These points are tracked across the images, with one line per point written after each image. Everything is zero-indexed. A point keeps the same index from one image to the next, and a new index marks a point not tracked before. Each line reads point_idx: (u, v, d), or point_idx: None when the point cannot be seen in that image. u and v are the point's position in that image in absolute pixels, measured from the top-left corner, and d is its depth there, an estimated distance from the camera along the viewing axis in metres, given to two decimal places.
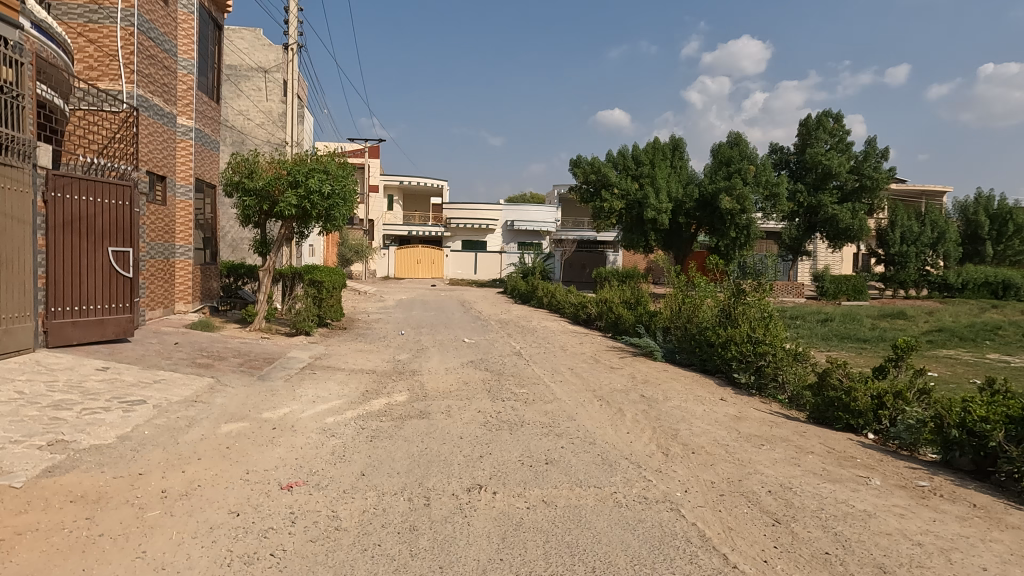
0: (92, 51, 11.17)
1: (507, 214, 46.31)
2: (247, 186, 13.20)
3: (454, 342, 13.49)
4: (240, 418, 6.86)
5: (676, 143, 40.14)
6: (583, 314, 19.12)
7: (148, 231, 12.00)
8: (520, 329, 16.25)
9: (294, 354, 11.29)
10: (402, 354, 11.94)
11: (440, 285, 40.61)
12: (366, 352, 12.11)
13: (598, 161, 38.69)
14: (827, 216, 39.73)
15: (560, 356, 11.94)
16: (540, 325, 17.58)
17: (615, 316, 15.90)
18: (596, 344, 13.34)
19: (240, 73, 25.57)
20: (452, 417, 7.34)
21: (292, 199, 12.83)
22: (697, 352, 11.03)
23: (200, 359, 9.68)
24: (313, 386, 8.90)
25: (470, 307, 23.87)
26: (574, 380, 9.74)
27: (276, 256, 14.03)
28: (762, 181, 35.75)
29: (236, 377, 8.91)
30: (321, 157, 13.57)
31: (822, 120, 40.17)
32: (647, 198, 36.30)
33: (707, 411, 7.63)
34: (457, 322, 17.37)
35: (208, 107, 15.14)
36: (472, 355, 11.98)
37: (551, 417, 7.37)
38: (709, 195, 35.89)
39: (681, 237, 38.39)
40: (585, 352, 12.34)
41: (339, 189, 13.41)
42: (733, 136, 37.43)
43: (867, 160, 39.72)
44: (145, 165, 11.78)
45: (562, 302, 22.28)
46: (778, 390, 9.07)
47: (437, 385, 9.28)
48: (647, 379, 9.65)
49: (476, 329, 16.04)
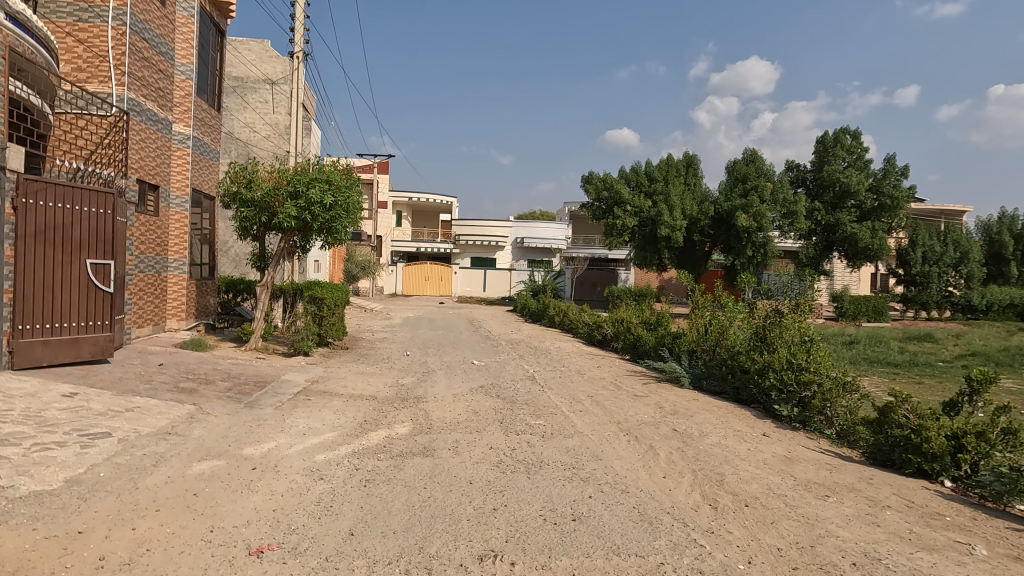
0: (81, 51, 10.49)
1: (517, 232, 45.70)
2: (245, 197, 12.48)
3: (462, 364, 12.57)
4: (216, 456, 5.97)
5: (690, 159, 39.36)
6: (599, 335, 18.22)
7: (136, 243, 11.23)
8: (533, 351, 15.33)
9: (288, 377, 10.40)
10: (406, 377, 11.05)
11: (448, 302, 39.80)
12: (368, 375, 11.23)
13: (610, 178, 37.96)
14: (845, 235, 38.77)
15: (578, 382, 11.00)
16: (554, 345, 16.66)
17: (634, 338, 14.96)
18: (615, 368, 12.40)
19: (246, 86, 25.04)
20: (460, 455, 6.41)
21: (292, 210, 12.05)
22: (729, 379, 10.05)
23: (184, 384, 8.80)
24: (306, 414, 8.01)
25: (480, 326, 23.01)
26: (595, 410, 8.79)
27: (275, 270, 13.21)
28: (779, 199, 34.90)
29: (220, 404, 8.01)
30: (324, 166, 12.76)
31: (840, 137, 39.31)
32: (661, 215, 35.43)
33: (752, 450, 6.65)
34: (465, 342, 16.49)
35: (207, 114, 14.46)
36: (483, 379, 11.06)
37: (574, 457, 6.41)
38: (725, 212, 35.09)
39: (695, 255, 37.55)
40: (605, 377, 11.40)
41: (342, 201, 12.60)
42: (749, 152, 36.64)
43: (886, 179, 38.79)
44: (135, 173, 11.06)
45: (576, 322, 21.34)
46: (825, 425, 8.08)
47: (444, 414, 8.37)
48: (677, 410, 8.68)
49: (486, 350, 15.13)
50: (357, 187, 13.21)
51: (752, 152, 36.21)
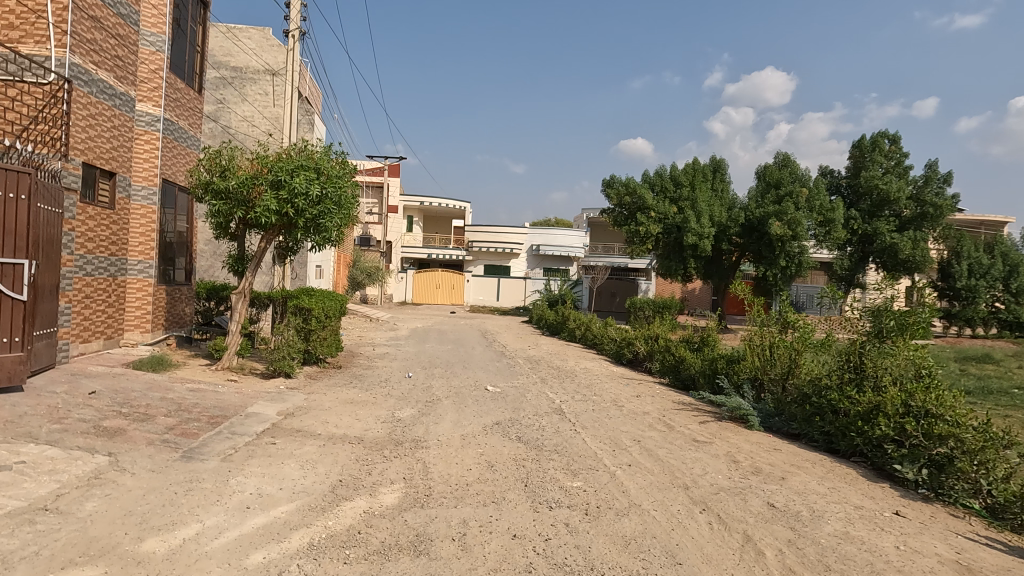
0: (14, 5, 8.61)
1: (532, 239, 43.64)
2: (217, 187, 10.46)
3: (474, 391, 10.43)
4: (96, 558, 3.89)
5: (717, 163, 37.06)
6: (630, 353, 16.02)
7: (81, 239, 9.30)
8: (556, 373, 13.14)
9: (256, 408, 8.31)
10: (405, 410, 8.94)
11: (459, 312, 37.72)
12: (359, 406, 9.13)
13: (633, 182, 35.77)
14: (882, 245, 36.38)
15: (620, 420, 8.79)
16: (578, 366, 14.50)
17: (676, 360, 12.73)
18: (660, 400, 10.17)
19: (245, 76, 23.27)
20: (470, 553, 4.28)
21: (271, 202, 10.02)
22: (816, 422, 7.81)
23: (112, 420, 6.75)
24: (263, 469, 5.90)
25: (494, 339, 20.93)
26: (651, 465, 6.60)
27: (253, 275, 11.15)
28: (816, 206, 32.57)
29: (147, 453, 5.94)
30: (313, 152, 10.74)
31: (878, 140, 36.90)
32: (687, 222, 33.17)
33: (905, 552, 4.46)
34: (477, 361, 14.41)
35: (183, 94, 12.60)
36: (501, 414, 8.90)
37: (641, 560, 4.26)
38: (757, 220, 32.86)
39: (722, 265, 35.52)
40: (650, 412, 9.24)
41: (333, 193, 10.55)
42: (782, 156, 34.35)
43: (928, 186, 36.32)
44: (81, 156, 9.14)
45: (602, 337, 19.11)
46: (971, 496, 5.84)
47: (449, 471, 6.25)
48: (761, 468, 6.47)
49: (501, 371, 13.01)
50: (351, 179, 11.15)
51: (784, 156, 33.99)
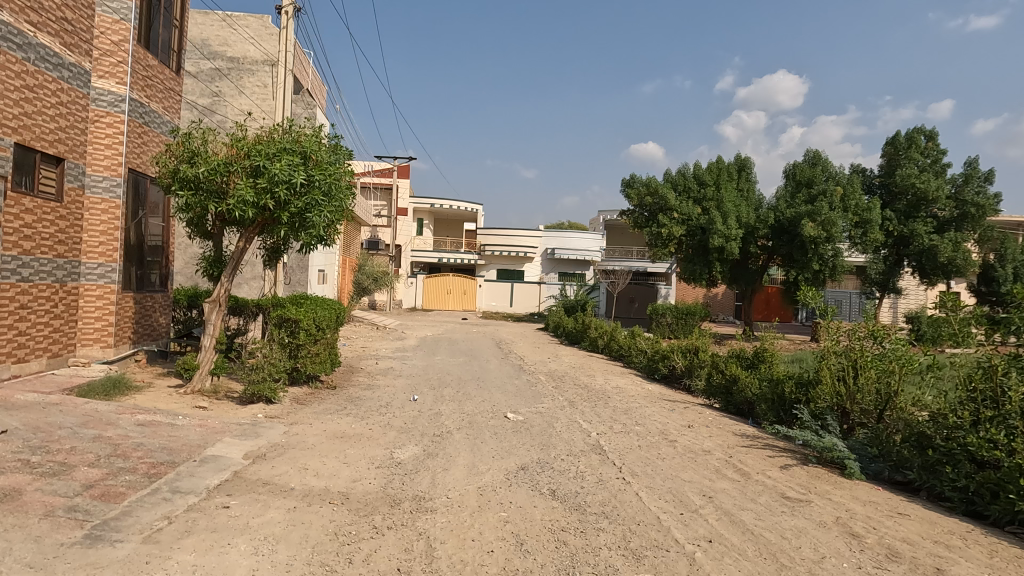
0: None
1: (547, 241, 41.98)
2: (183, 174, 8.70)
3: (491, 421, 8.63)
4: None
5: (743, 162, 35.03)
6: (666, 368, 14.15)
7: (12, 237, 7.64)
8: (586, 394, 11.30)
9: (219, 449, 6.55)
10: (408, 450, 7.16)
11: (472, 319, 35.92)
12: (351, 443, 7.36)
13: (654, 181, 33.81)
14: (920, 247, 34.23)
15: (680, 463, 6.94)
16: (608, 384, 12.69)
17: (728, 379, 10.89)
18: (720, 432, 8.32)
19: (242, 67, 21.69)
20: None
21: (247, 193, 8.32)
22: (945, 473, 5.91)
23: (12, 475, 5.01)
24: (195, 559, 4.11)
25: (510, 351, 19.12)
26: (742, 543, 4.77)
27: (229, 280, 9.38)
28: (851, 205, 30.59)
29: (36, 533, 4.18)
30: (299, 134, 9.02)
31: (914, 137, 34.84)
32: (713, 223, 31.28)
33: None
34: (493, 377, 12.65)
35: (156, 72, 10.95)
36: (528, 454, 7.09)
37: None
38: (787, 220, 30.95)
39: (749, 270, 33.60)
40: (711, 451, 7.41)
41: (322, 182, 8.81)
42: (813, 152, 32.49)
43: (968, 185, 34.20)
44: (12, 136, 7.51)
45: (630, 349, 17.27)
46: None
47: (462, 556, 4.43)
48: (900, 551, 4.62)
49: (522, 391, 11.19)
50: (346, 168, 9.41)
51: (814, 154, 32.11)
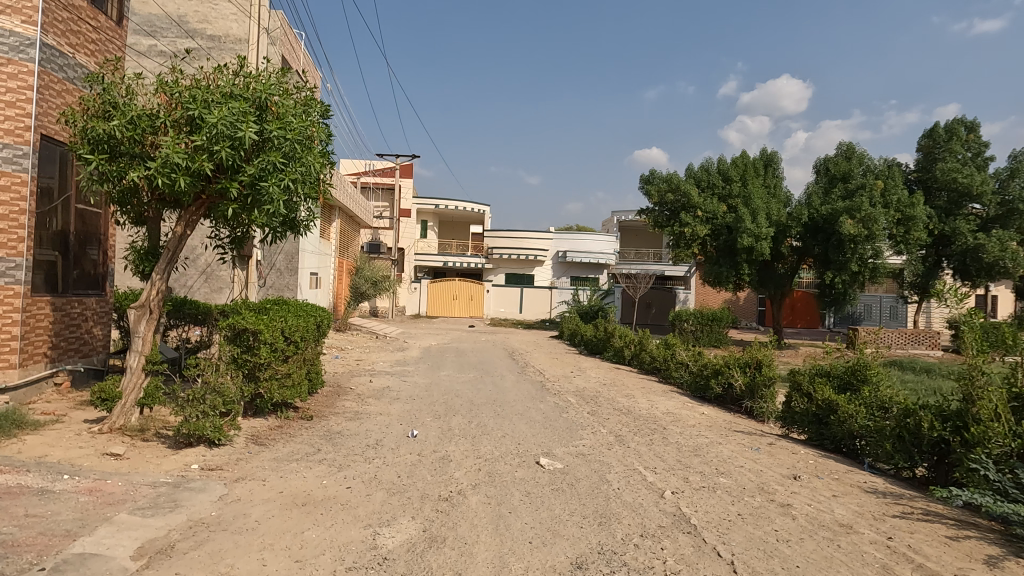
0: None
1: (558, 244, 39.58)
2: (92, 131, 6.23)
3: (518, 472, 6.20)
4: None
5: (770, 156, 32.47)
6: (720, 388, 11.66)
7: None
8: (635, 424, 8.82)
9: (97, 541, 4.09)
10: (401, 530, 4.70)
11: (480, 326, 33.52)
12: (317, 517, 4.91)
13: (676, 177, 31.30)
14: (963, 247, 31.60)
15: (822, 554, 4.45)
16: (653, 409, 10.24)
17: (819, 406, 8.43)
18: (847, 491, 5.84)
19: (224, 46, 19.36)
20: None
21: (174, 155, 5.90)
22: None
23: None
24: None
25: (526, 363, 16.71)
26: None
27: (164, 275, 6.89)
28: (892, 201, 28.07)
29: None
30: (253, 75, 6.52)
31: (955, 128, 32.32)
32: (742, 221, 28.82)
33: None
34: (512, 401, 10.25)
35: (84, 15, 8.62)
36: (583, 538, 4.64)
37: None
38: (822, 218, 28.55)
39: (777, 273, 31.11)
40: (855, 528, 4.93)
41: (283, 140, 6.30)
42: (846, 145, 30.17)
43: (1013, 179, 31.61)
44: None
45: (668, 363, 14.82)
46: None
47: None
48: None
49: (551, 421, 8.74)
50: (317, 125, 6.96)
51: (848, 146, 29.79)
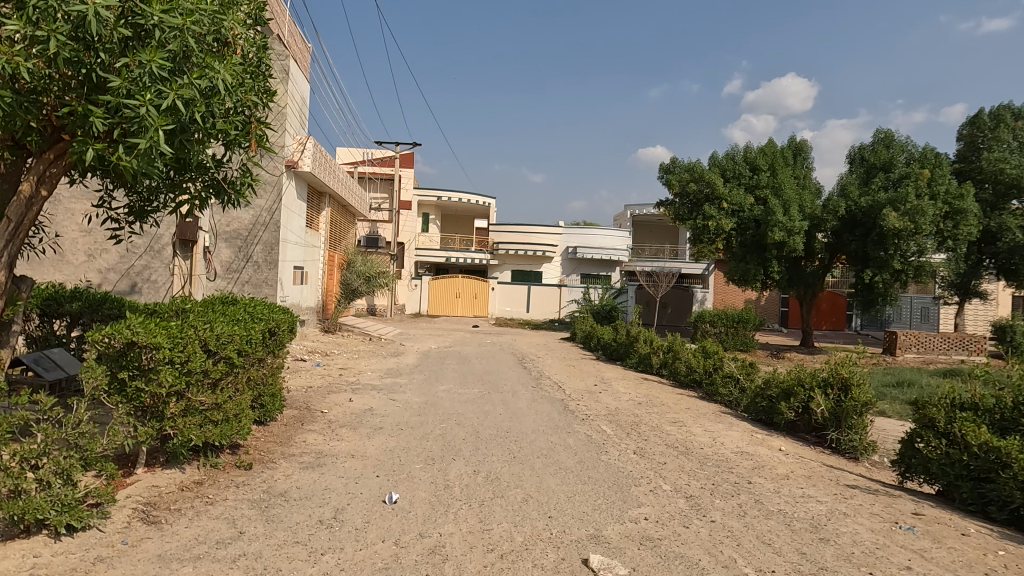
0: None
1: (569, 239, 37.11)
2: None
3: None
4: None
5: (799, 145, 29.71)
6: (791, 413, 9.17)
7: None
8: (707, 475, 6.32)
9: None
10: None
11: (485, 327, 31.07)
12: None
13: (698, 166, 28.73)
14: (1011, 244, 28.73)
15: None
16: (715, 444, 7.73)
17: (974, 457, 5.91)
18: None
19: None
20: None
21: None
22: None
23: None
24: None
25: (540, 373, 14.18)
26: None
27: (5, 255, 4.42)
28: (939, 192, 25.37)
29: None
30: None
31: (1001, 114, 29.60)
32: (773, 214, 26.17)
33: None
34: (531, 433, 7.75)
35: None
36: None
37: None
38: (862, 211, 25.95)
39: (806, 274, 28.31)
40: None
41: (170, 32, 3.77)
42: (884, 132, 27.59)
43: None
44: None
45: (712, 376, 12.31)
46: None
47: None
48: None
49: (589, 471, 6.18)
50: (241, 23, 4.44)
51: (886, 133, 27.28)
